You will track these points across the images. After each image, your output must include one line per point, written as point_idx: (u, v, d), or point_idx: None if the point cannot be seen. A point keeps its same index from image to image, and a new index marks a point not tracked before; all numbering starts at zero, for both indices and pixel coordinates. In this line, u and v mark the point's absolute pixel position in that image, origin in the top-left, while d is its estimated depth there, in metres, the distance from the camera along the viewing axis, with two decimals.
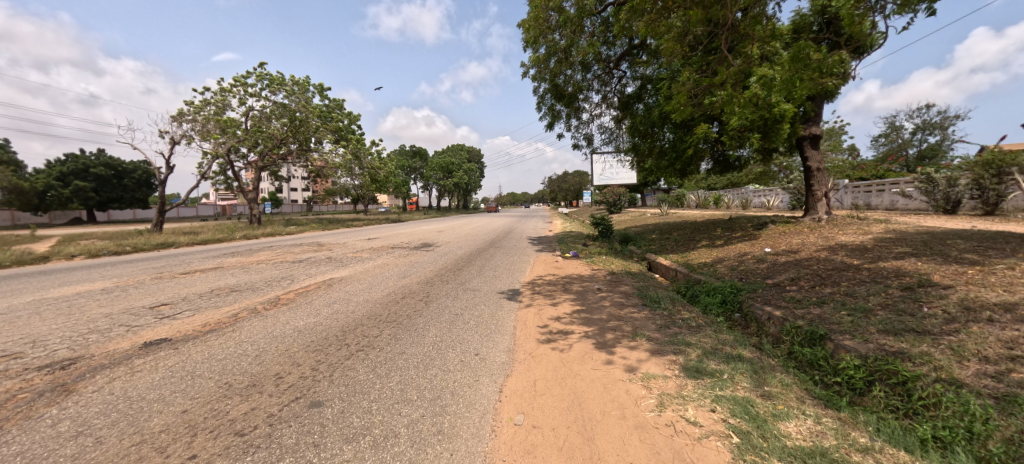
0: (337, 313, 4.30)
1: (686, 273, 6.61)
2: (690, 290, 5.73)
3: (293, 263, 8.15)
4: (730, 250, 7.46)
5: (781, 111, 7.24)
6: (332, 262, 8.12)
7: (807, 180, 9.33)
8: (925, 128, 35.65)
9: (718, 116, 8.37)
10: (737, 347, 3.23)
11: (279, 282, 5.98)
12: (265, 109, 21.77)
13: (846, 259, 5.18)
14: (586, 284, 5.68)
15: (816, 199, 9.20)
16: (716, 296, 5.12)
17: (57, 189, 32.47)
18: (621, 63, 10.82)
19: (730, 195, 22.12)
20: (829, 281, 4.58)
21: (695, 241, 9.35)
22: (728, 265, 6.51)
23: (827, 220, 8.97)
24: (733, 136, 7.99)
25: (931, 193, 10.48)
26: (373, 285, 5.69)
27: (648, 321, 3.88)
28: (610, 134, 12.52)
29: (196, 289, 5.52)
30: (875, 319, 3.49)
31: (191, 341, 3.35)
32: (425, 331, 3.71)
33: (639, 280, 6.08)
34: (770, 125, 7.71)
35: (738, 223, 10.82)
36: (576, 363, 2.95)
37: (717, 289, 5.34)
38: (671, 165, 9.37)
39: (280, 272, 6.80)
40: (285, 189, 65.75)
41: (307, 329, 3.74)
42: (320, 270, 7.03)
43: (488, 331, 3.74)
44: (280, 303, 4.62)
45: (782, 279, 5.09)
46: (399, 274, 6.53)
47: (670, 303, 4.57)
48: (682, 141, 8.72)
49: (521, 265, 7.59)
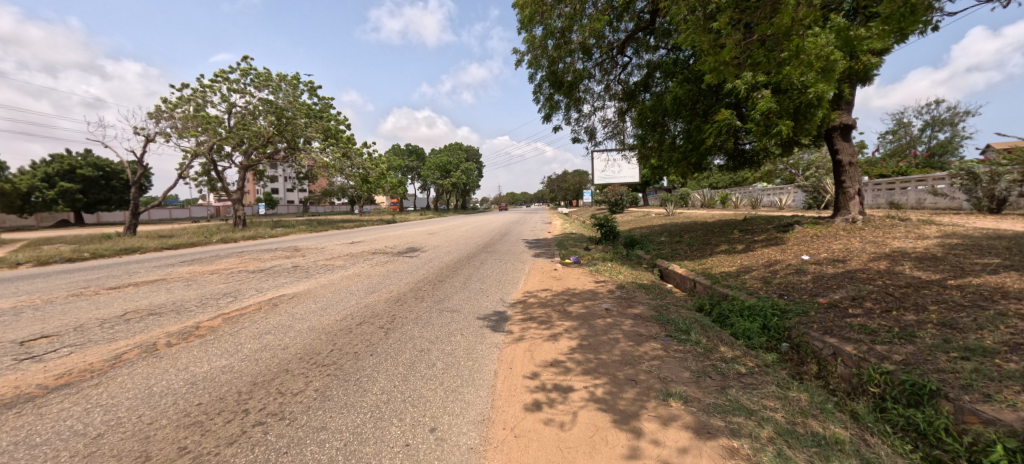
0: (264, 350, 3.24)
1: (709, 287, 5.55)
2: (718, 311, 4.67)
3: (251, 273, 7.10)
4: (757, 257, 6.43)
5: (819, 93, 6.16)
6: (297, 272, 7.05)
7: (836, 176, 8.29)
8: (934, 125, 34.71)
9: (740, 100, 7.30)
10: (822, 416, 2.19)
11: (218, 301, 4.90)
12: (250, 106, 20.79)
13: (918, 273, 4.13)
14: (590, 303, 4.63)
15: (848, 198, 8.15)
16: (754, 320, 4.09)
17: (42, 191, 31.39)
18: (626, 48, 9.84)
19: (738, 193, 21.16)
20: (907, 303, 3.53)
21: (711, 246, 8.26)
22: (758, 275, 5.48)
23: (862, 222, 7.89)
24: (760, 123, 6.89)
25: (972, 190, 9.42)
26: (331, 305, 4.61)
27: (679, 364, 2.84)
28: (613, 128, 11.51)
29: (106, 312, 4.44)
30: (1010, 366, 2.45)
31: (17, 409, 2.30)
32: (371, 383, 2.65)
33: (655, 296, 5.01)
34: (800, 112, 6.57)
35: (756, 224, 9.85)
36: (582, 454, 1.90)
37: (754, 309, 4.30)
38: (686, 159, 8.22)
39: (225, 287, 5.74)
40: (281, 190, 64.55)
41: (206, 382, 2.69)
42: (276, 283, 5.96)
43: (457, 384, 2.67)
44: (194, 335, 3.55)
45: (838, 298, 4.03)
46: (368, 288, 5.50)
47: (702, 333, 3.53)
48: (699, 130, 7.59)
49: (513, 277, 6.51)
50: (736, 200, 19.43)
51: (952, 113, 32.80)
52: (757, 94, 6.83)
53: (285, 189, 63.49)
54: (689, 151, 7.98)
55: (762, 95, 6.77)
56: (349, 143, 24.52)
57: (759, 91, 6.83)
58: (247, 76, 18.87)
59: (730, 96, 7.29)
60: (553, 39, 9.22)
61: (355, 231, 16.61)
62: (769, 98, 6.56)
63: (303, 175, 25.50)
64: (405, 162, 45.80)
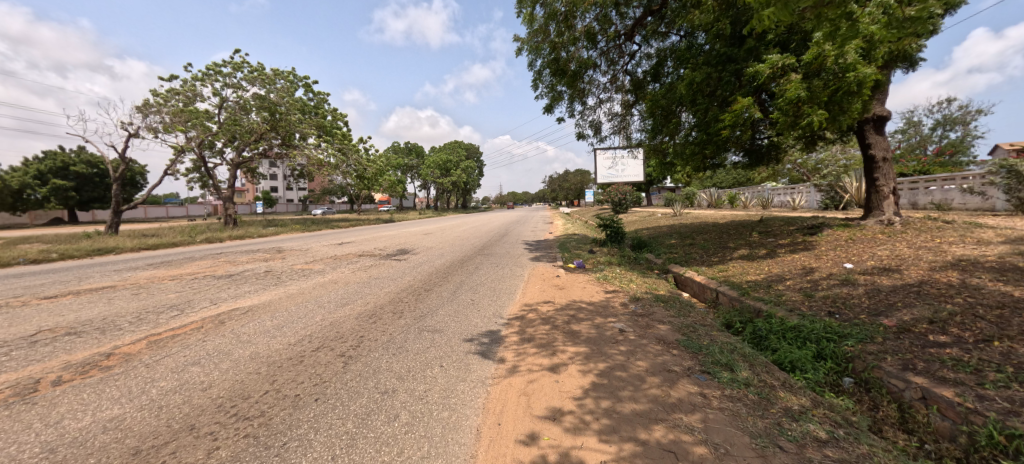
0: (168, 396, 2.44)
1: (737, 299, 4.77)
2: (752, 331, 3.92)
3: (216, 278, 6.31)
4: (789, 263, 5.63)
5: (861, 78, 5.06)
6: (267, 278, 6.25)
7: (867, 174, 7.52)
8: (944, 124, 33.86)
9: (763, 87, 6.07)
10: None
11: (157, 317, 4.12)
12: (240, 101, 20.01)
13: (1007, 289, 3.34)
14: (601, 322, 3.86)
15: (881, 198, 7.35)
16: (806, 347, 3.33)
17: (34, 188, 30.62)
18: (635, 35, 9.12)
19: (747, 193, 20.38)
20: (1013, 332, 2.76)
21: (730, 250, 7.45)
22: (796, 286, 4.70)
23: (899, 224, 7.08)
24: (787, 110, 5.59)
25: (1013, 189, 8.59)
26: (289, 323, 3.82)
27: (732, 423, 2.07)
28: (618, 122, 10.68)
29: (16, 331, 3.67)
30: None
31: None
32: (299, 454, 1.88)
33: (677, 311, 4.23)
34: (835, 99, 5.36)
35: (775, 226, 9.06)
36: None
37: (802, 332, 3.54)
38: (701, 153, 7.11)
39: (178, 296, 4.97)
40: (280, 189, 63.66)
41: (67, 452, 1.91)
42: (236, 292, 5.15)
43: (422, 453, 1.91)
44: (96, 369, 2.78)
45: (908, 320, 3.27)
46: (339, 300, 4.73)
47: (749, 368, 2.76)
48: (717, 121, 6.38)
49: (510, 285, 5.74)
50: (745, 199, 18.60)
51: (963, 111, 31.96)
52: (784, 79, 5.61)
53: (284, 188, 62.55)
54: (705, 144, 6.86)
55: (791, 79, 5.54)
56: (344, 140, 23.79)
57: (788, 75, 5.61)
58: (240, 70, 18.13)
59: (752, 82, 6.04)
60: (556, 24, 8.57)
61: (349, 231, 15.96)
62: (799, 83, 5.35)
63: (297, 173, 24.73)
64: (404, 159, 44.89)
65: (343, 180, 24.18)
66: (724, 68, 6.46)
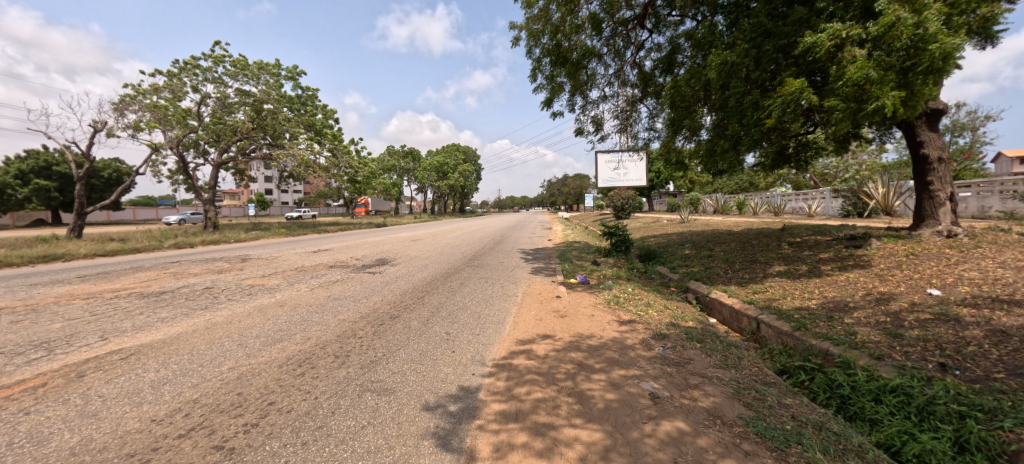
0: None
1: (790, 335, 3.65)
2: (828, 387, 2.80)
3: (140, 296, 5.14)
4: (847, 285, 4.52)
5: (946, 50, 3.93)
6: (203, 297, 5.09)
7: (919, 176, 6.44)
8: (953, 130, 32.94)
9: (816, 67, 4.91)
10: None
11: (7, 361, 2.97)
12: (223, 97, 18.88)
13: None
14: (623, 379, 2.72)
15: (936, 205, 6.26)
16: (937, 432, 2.20)
17: (15, 188, 29.28)
18: (647, 20, 8.06)
19: (756, 198, 19.32)
20: None
21: (760, 264, 6.35)
22: (873, 320, 3.58)
23: (961, 235, 5.99)
24: (847, 94, 4.36)
25: None
26: (177, 378, 2.68)
27: None
28: (624, 120, 9.56)
29: None
30: None
31: None
32: None
33: (721, 359, 3.12)
34: (908, 79, 4.24)
35: (804, 234, 7.99)
36: None
37: (916, 402, 2.41)
38: (734, 149, 5.94)
39: (65, 326, 3.80)
40: (275, 191, 62.38)
41: None
42: (149, 320, 4.02)
43: None
44: None
45: None
46: (274, 335, 3.60)
47: None
48: (755, 108, 5.24)
49: (501, 309, 4.64)
50: (755, 205, 17.53)
51: (973, 117, 31.09)
52: (844, 55, 4.40)
53: (279, 191, 61.24)
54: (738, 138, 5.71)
55: (853, 54, 4.34)
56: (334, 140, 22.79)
57: (850, 50, 4.40)
58: (222, 63, 16.99)
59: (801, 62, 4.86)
60: (556, 7, 7.58)
61: (337, 237, 14.93)
62: (864, 61, 4.18)
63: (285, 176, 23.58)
64: (399, 162, 43.52)
65: (332, 182, 23.07)
66: (759, 44, 5.40)
